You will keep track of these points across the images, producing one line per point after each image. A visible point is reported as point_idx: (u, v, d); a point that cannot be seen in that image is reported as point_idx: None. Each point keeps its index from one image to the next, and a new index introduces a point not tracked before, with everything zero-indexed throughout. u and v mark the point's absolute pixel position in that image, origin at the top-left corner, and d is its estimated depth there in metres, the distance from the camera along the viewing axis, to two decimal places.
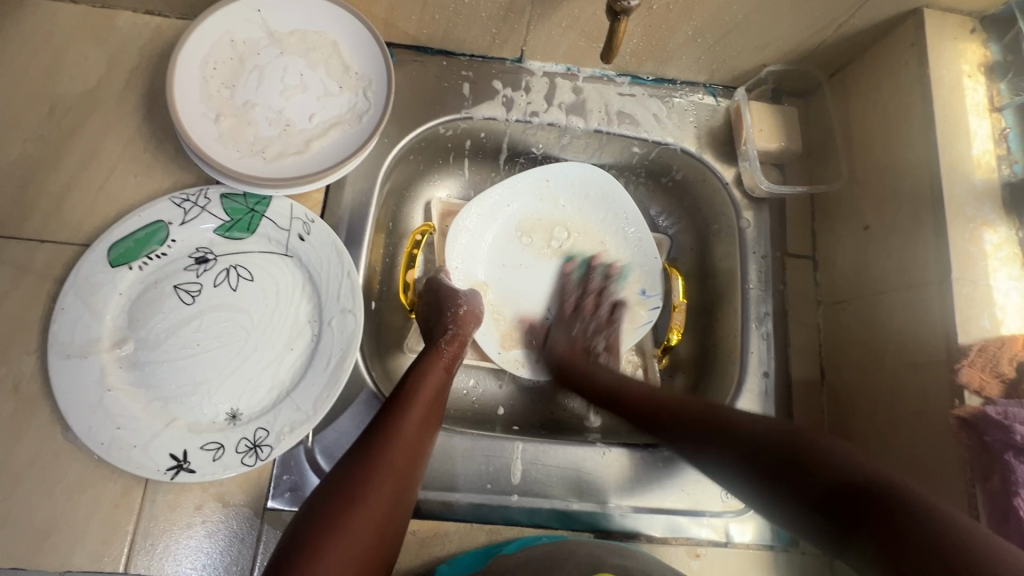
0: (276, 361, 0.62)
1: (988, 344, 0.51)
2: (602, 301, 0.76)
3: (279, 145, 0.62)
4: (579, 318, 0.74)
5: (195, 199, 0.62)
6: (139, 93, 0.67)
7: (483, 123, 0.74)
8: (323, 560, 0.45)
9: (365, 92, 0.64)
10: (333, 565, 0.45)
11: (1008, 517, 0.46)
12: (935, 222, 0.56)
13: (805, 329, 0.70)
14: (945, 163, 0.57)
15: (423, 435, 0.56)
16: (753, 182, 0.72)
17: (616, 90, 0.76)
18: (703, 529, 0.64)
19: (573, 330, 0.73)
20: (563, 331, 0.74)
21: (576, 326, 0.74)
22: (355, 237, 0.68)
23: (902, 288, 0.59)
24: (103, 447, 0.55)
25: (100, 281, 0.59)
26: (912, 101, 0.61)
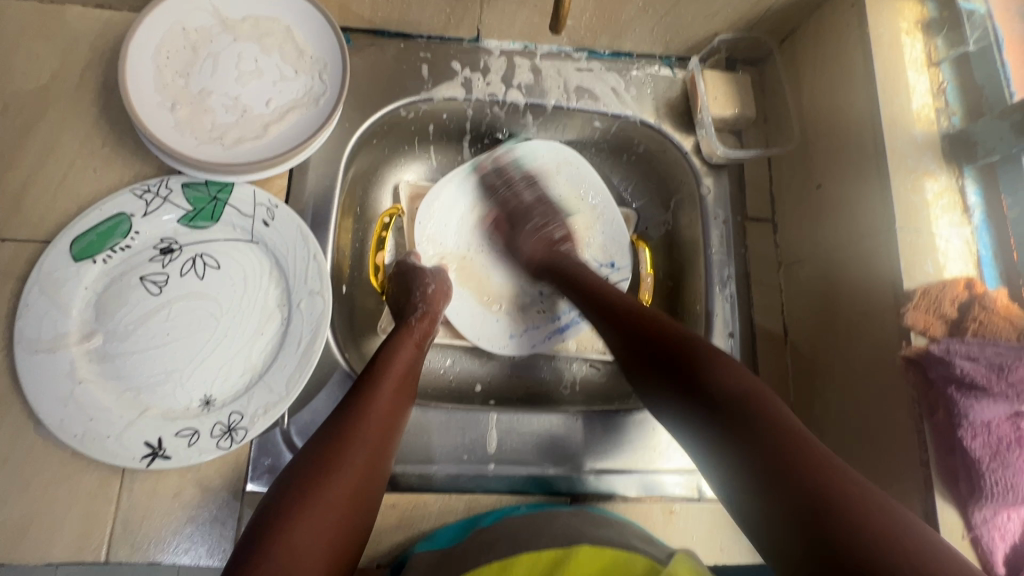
0: (247, 346, 0.62)
1: (931, 287, 0.53)
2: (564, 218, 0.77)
3: (237, 132, 0.62)
4: (530, 215, 0.76)
5: (156, 190, 0.62)
6: (95, 87, 0.66)
7: (444, 104, 0.75)
8: (299, 530, 0.46)
9: (321, 75, 0.65)
10: (309, 534, 0.46)
11: (955, 448, 0.49)
12: (879, 174, 0.58)
13: (766, 290, 0.72)
14: (886, 118, 0.58)
15: (396, 408, 0.57)
16: (711, 149, 0.74)
17: (574, 66, 0.77)
18: (676, 487, 0.66)
19: (530, 225, 0.75)
20: (528, 233, 0.75)
21: (540, 222, 0.75)
22: (321, 221, 0.68)
23: (852, 242, 0.61)
24: (76, 439, 0.55)
25: (64, 276, 0.59)
26: (854, 60, 0.63)
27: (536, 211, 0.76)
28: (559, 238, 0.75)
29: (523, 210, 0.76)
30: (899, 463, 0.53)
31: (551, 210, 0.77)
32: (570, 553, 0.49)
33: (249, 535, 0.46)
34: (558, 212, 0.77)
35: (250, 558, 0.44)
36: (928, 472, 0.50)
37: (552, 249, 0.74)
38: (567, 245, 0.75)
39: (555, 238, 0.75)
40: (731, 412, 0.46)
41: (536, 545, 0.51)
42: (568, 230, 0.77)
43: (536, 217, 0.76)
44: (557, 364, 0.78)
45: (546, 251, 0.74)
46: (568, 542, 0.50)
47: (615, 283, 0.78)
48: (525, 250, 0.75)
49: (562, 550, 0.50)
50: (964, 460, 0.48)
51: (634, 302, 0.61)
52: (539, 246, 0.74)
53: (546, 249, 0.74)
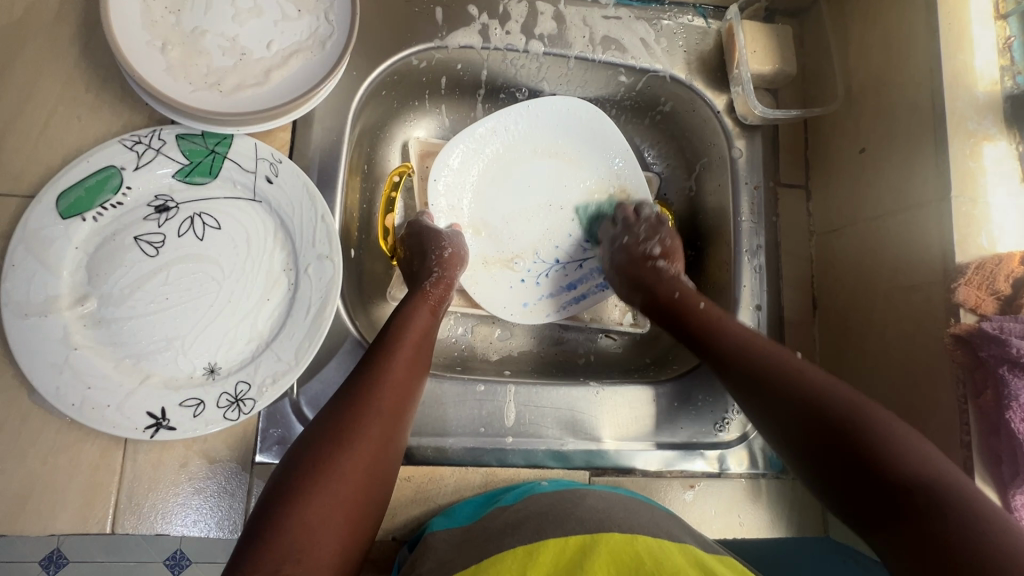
0: (252, 312, 0.59)
1: (985, 262, 0.49)
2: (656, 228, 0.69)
3: (235, 78, 0.57)
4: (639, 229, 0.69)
5: (148, 141, 0.57)
6: (74, 24, 0.60)
7: (460, 53, 0.69)
8: (313, 502, 0.43)
9: (327, 16, 0.58)
10: (324, 506, 0.43)
11: (999, 429, 0.47)
12: (935, 140, 0.54)
13: (797, 261, 0.69)
14: (946, 77, 0.54)
15: (412, 376, 0.54)
16: (746, 109, 0.69)
17: (600, 13, 0.71)
18: (698, 462, 0.64)
19: (631, 238, 0.69)
20: (531, 312, 0.71)
21: (627, 234, 0.69)
22: (328, 180, 0.63)
23: (898, 211, 0.57)
24: (74, 408, 0.52)
25: (52, 234, 0.54)
26: (914, 12, 0.57)
27: (532, 300, 0.72)
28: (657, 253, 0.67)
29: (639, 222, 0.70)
30: (935, 442, 0.52)
31: (663, 226, 0.69)
32: (597, 539, 0.45)
33: (261, 507, 0.44)
34: (663, 226, 0.70)
35: (263, 531, 0.42)
36: (968, 454, 0.49)
37: (558, 319, 0.70)
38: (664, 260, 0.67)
39: (563, 311, 0.71)
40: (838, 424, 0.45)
41: (559, 531, 0.47)
42: (667, 243, 0.69)
43: (533, 301, 0.72)
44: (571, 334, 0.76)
45: (640, 261, 0.67)
46: (593, 529, 0.47)
47: None
48: (532, 329, 0.70)
49: (591, 537, 0.46)
50: (1009, 442, 0.46)
51: (727, 319, 0.57)
52: (551, 317, 0.70)
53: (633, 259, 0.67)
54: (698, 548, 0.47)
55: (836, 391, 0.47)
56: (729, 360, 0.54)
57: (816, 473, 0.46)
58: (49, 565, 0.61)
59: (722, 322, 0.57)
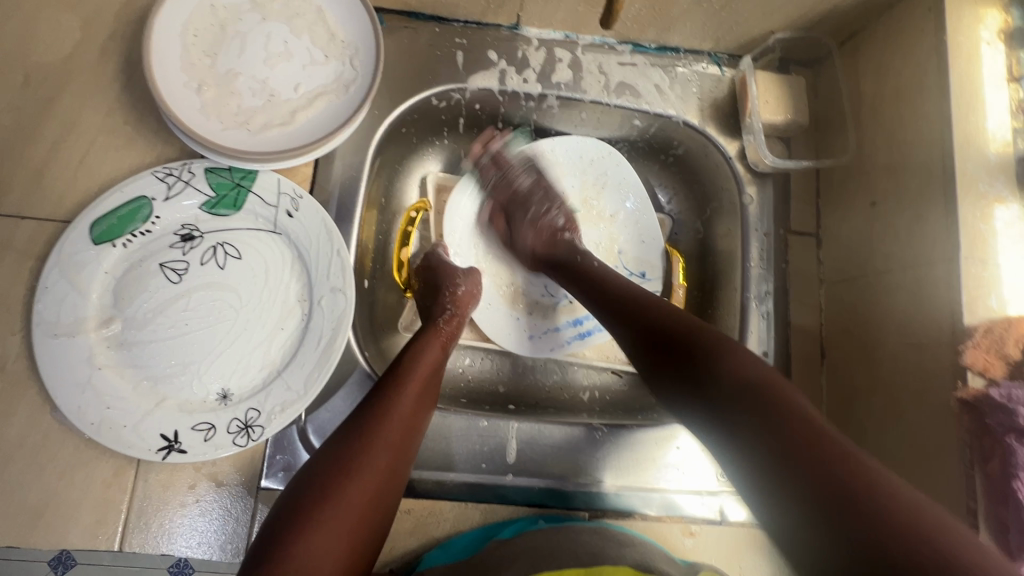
0: (267, 340, 0.61)
1: (993, 325, 0.49)
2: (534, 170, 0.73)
3: (263, 117, 0.60)
4: (530, 203, 0.72)
5: (179, 174, 0.60)
6: (118, 62, 0.64)
7: (478, 94, 0.71)
8: (317, 533, 0.44)
9: (352, 61, 0.62)
10: (327, 538, 0.44)
11: (1007, 499, 0.46)
12: (946, 201, 0.54)
13: (805, 309, 0.69)
14: (957, 138, 0.54)
15: (419, 410, 0.55)
16: (757, 157, 0.70)
17: (616, 59, 0.73)
18: (699, 509, 0.64)
19: (531, 212, 0.71)
20: (526, 225, 0.71)
21: (528, 211, 0.71)
22: (346, 214, 0.66)
23: (907, 267, 0.57)
24: (92, 427, 0.54)
25: (83, 259, 0.57)
26: (925, 70, 0.58)
27: (529, 201, 0.72)
28: (560, 225, 0.71)
29: (523, 195, 0.72)
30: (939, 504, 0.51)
31: (552, 190, 0.73)
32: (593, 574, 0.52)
33: (264, 539, 0.45)
34: (557, 196, 0.73)
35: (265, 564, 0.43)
36: (974, 521, 0.48)
37: (555, 237, 0.70)
38: (569, 231, 0.71)
39: (557, 226, 0.71)
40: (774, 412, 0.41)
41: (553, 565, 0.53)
42: (569, 215, 0.73)
43: (522, 208, 0.72)
44: (570, 370, 0.76)
45: (549, 238, 0.70)
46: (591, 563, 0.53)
47: None
48: (526, 242, 0.71)
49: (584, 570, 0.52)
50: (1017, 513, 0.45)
51: (638, 291, 0.58)
52: (541, 235, 0.70)
53: (546, 241, 0.70)
54: None
55: (792, 397, 0.43)
56: (651, 346, 0.53)
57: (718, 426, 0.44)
58: (56, 566, 0.56)
59: (609, 276, 0.61)
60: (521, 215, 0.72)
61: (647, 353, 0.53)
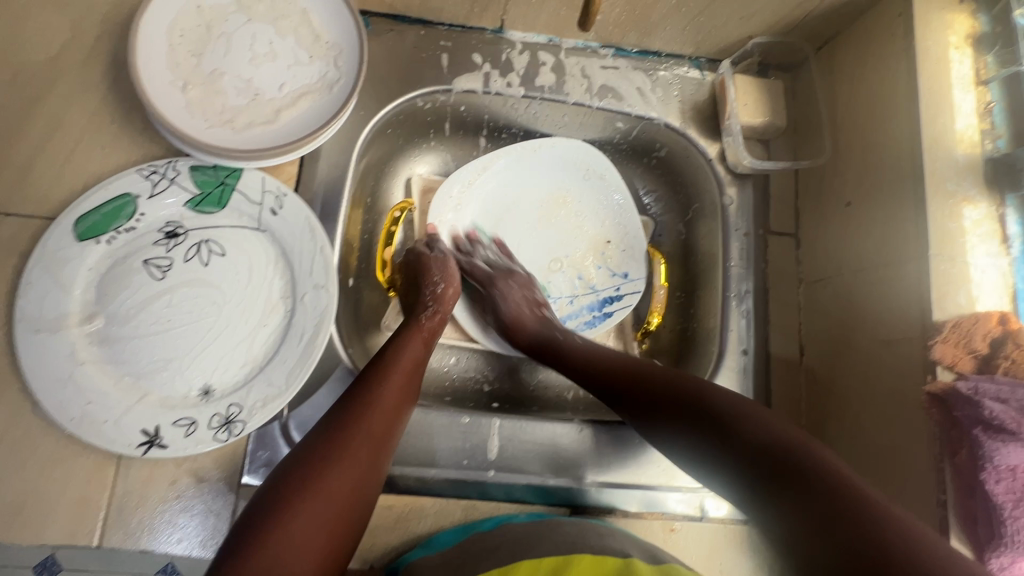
0: (249, 337, 0.61)
1: (962, 320, 0.50)
2: (500, 266, 0.73)
3: (248, 116, 0.60)
4: (497, 283, 0.71)
5: (163, 171, 0.61)
6: (105, 62, 0.65)
7: (463, 96, 0.73)
8: (298, 514, 0.45)
9: (337, 62, 0.63)
10: (307, 519, 0.45)
11: (974, 490, 0.47)
12: (915, 200, 0.55)
13: (785, 307, 0.70)
14: (926, 139, 0.55)
15: (400, 405, 0.56)
16: (737, 158, 0.71)
17: (599, 63, 0.74)
18: (679, 505, 0.64)
19: (501, 291, 0.70)
20: (502, 295, 0.70)
21: (507, 284, 0.70)
22: (330, 212, 0.66)
23: (881, 265, 0.58)
24: (72, 422, 0.54)
25: (67, 256, 0.58)
26: (896, 74, 0.59)
27: (496, 288, 0.70)
28: (540, 302, 0.71)
29: (502, 270, 0.73)
30: (913, 498, 0.52)
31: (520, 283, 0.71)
32: (571, 560, 0.51)
33: (239, 529, 0.44)
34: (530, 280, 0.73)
35: (242, 553, 0.42)
36: (944, 513, 0.48)
37: (534, 312, 0.70)
38: (546, 309, 0.71)
39: (536, 299, 0.71)
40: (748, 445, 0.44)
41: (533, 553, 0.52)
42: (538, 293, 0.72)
43: (486, 287, 0.71)
44: (554, 370, 0.77)
45: (526, 312, 0.69)
46: (567, 551, 0.52)
47: (626, 295, 0.76)
48: (509, 316, 0.69)
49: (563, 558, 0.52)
50: (984, 502, 0.46)
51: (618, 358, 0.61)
52: (522, 308, 0.69)
53: (533, 313, 0.69)
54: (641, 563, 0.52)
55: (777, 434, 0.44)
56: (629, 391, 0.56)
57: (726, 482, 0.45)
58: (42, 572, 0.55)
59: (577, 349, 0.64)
60: (505, 284, 0.70)
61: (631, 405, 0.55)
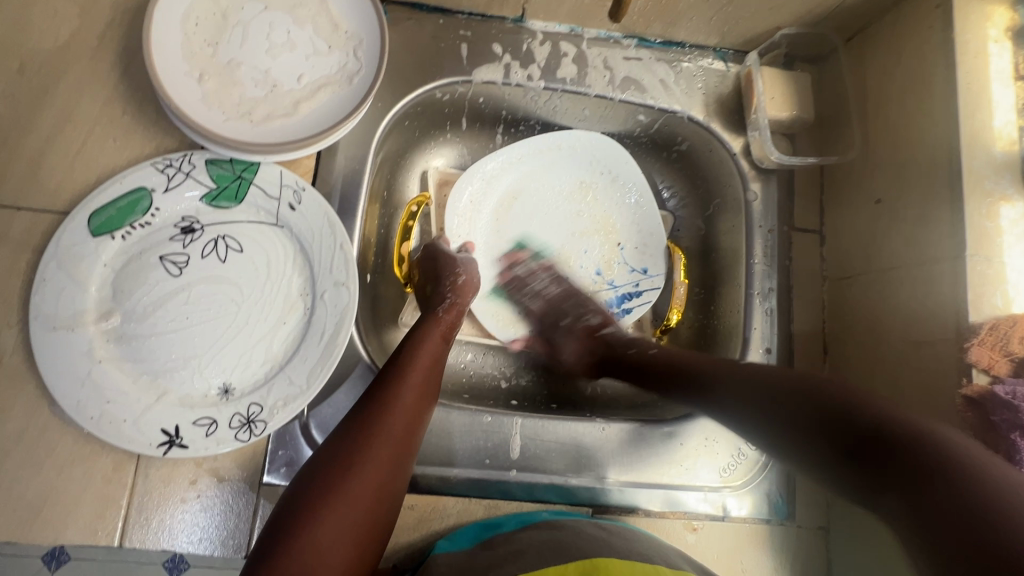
0: (268, 334, 0.60)
1: (999, 323, 0.49)
2: (558, 279, 0.75)
3: (265, 108, 0.59)
4: (565, 310, 0.73)
5: (178, 165, 0.59)
6: (115, 51, 0.63)
7: (483, 87, 0.71)
8: (321, 523, 0.44)
9: (356, 52, 0.61)
10: (331, 528, 0.45)
11: None
12: (951, 198, 0.54)
13: (809, 305, 0.69)
14: (964, 135, 0.54)
15: (423, 400, 0.55)
16: (763, 153, 0.70)
17: (622, 54, 0.72)
18: (701, 504, 0.64)
19: (523, 296, 0.75)
20: (519, 297, 0.75)
21: (529, 288, 0.75)
22: (349, 207, 0.65)
23: (912, 266, 0.57)
24: (92, 422, 0.53)
25: (81, 252, 0.56)
26: (933, 67, 0.58)
27: (563, 314, 0.73)
28: (596, 324, 0.71)
29: (523, 282, 0.75)
30: None
31: (596, 329, 0.72)
32: (596, 564, 0.50)
33: (269, 531, 0.45)
34: (591, 300, 0.74)
35: (273, 555, 0.43)
36: None
37: (591, 339, 0.71)
38: (607, 327, 0.71)
39: (594, 325, 0.71)
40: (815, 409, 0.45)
41: (561, 555, 0.52)
42: (603, 312, 0.73)
43: (567, 306, 0.73)
44: (572, 367, 0.76)
45: (550, 327, 0.73)
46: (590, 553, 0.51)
47: (645, 292, 0.76)
48: (538, 316, 0.74)
49: (589, 561, 0.51)
50: None
51: (654, 347, 0.65)
52: (573, 333, 0.72)
53: (587, 343, 0.71)
54: (665, 568, 0.52)
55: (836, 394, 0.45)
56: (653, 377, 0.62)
57: (810, 449, 0.45)
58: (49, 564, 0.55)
59: (626, 344, 0.68)
60: (530, 312, 0.74)
61: (661, 384, 0.61)
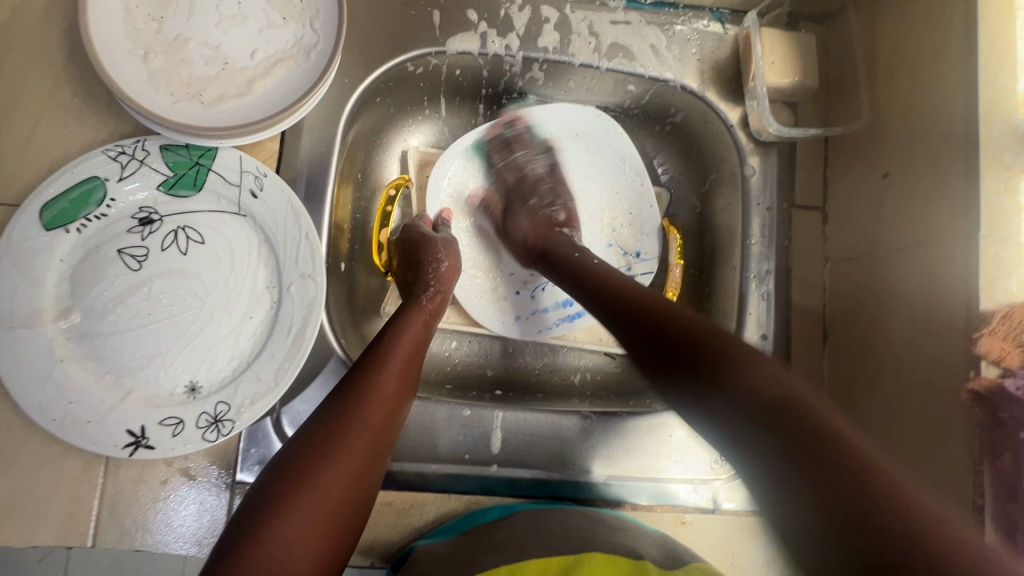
0: (234, 330, 0.58)
1: (1014, 310, 0.45)
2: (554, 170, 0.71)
3: (218, 88, 0.55)
4: (533, 192, 0.69)
5: (132, 152, 0.56)
6: (61, 28, 0.58)
7: (458, 59, 0.66)
8: (293, 516, 0.42)
9: (313, 24, 0.56)
10: (304, 519, 0.42)
11: (1016, 496, 0.44)
12: (967, 173, 0.49)
13: (809, 288, 0.65)
14: (981, 101, 0.49)
15: (402, 391, 0.52)
16: (761, 125, 0.65)
17: (609, 17, 0.66)
18: (691, 496, 0.62)
19: (532, 202, 0.68)
20: (523, 211, 0.67)
21: (530, 199, 0.68)
22: (316, 193, 0.61)
23: (920, 246, 0.53)
24: (55, 423, 0.52)
25: (35, 247, 0.53)
26: (952, 24, 0.52)
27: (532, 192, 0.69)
28: (560, 220, 0.67)
29: (528, 184, 0.69)
30: None
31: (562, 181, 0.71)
32: (581, 560, 0.50)
33: (233, 527, 0.42)
34: (565, 191, 0.70)
35: (237, 551, 0.40)
36: (980, 518, 0.45)
37: (549, 230, 0.65)
38: (568, 227, 0.66)
39: (556, 219, 0.66)
40: (756, 409, 0.37)
41: (543, 550, 0.51)
42: (570, 212, 0.68)
43: (528, 195, 0.69)
44: (559, 352, 0.73)
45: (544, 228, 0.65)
46: (577, 550, 0.51)
47: (639, 276, 0.71)
48: (522, 233, 0.66)
49: (572, 557, 0.50)
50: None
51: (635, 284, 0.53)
52: (538, 225, 0.65)
53: (540, 229, 0.65)
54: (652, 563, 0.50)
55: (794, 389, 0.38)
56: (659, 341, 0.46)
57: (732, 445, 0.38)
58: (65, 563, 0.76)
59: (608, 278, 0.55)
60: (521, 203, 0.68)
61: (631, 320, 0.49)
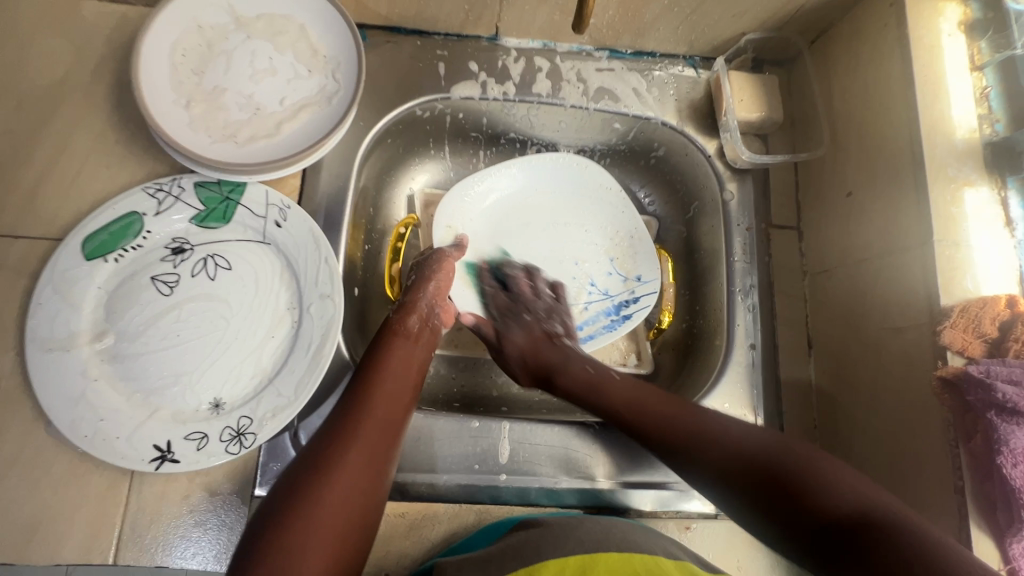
0: (257, 349, 0.62)
1: (970, 305, 0.50)
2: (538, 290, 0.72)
3: (249, 130, 0.61)
4: (532, 308, 0.71)
5: (169, 189, 0.62)
6: (109, 83, 0.66)
7: (462, 103, 0.73)
8: (303, 514, 0.44)
9: (334, 74, 0.64)
10: (315, 514, 0.44)
11: (990, 474, 0.47)
12: (917, 188, 0.55)
13: (791, 300, 0.70)
14: (922, 125, 0.56)
15: (398, 400, 0.55)
16: (735, 154, 0.72)
17: (594, 65, 0.75)
18: (694, 503, 0.64)
19: (528, 317, 0.70)
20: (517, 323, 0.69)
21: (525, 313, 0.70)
22: (334, 223, 0.67)
23: (884, 255, 0.58)
24: (86, 439, 0.54)
25: (77, 275, 0.58)
26: (891, 63, 0.60)
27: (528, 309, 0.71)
28: (559, 332, 0.69)
29: (521, 306, 0.71)
30: (932, 487, 0.51)
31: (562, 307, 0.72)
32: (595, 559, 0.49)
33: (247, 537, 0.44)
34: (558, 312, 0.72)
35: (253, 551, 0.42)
36: (962, 499, 0.49)
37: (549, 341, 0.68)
38: (568, 337, 0.69)
39: (555, 332, 0.69)
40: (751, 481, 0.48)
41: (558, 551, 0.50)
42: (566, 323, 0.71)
43: (524, 312, 0.70)
44: None
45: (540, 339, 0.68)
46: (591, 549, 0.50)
47: (643, 297, 0.75)
48: (517, 344, 0.67)
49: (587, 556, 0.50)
50: (1003, 488, 0.46)
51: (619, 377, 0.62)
52: (535, 340, 0.67)
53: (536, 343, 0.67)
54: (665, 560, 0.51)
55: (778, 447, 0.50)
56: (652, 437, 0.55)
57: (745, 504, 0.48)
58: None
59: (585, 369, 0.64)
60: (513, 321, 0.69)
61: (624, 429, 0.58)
